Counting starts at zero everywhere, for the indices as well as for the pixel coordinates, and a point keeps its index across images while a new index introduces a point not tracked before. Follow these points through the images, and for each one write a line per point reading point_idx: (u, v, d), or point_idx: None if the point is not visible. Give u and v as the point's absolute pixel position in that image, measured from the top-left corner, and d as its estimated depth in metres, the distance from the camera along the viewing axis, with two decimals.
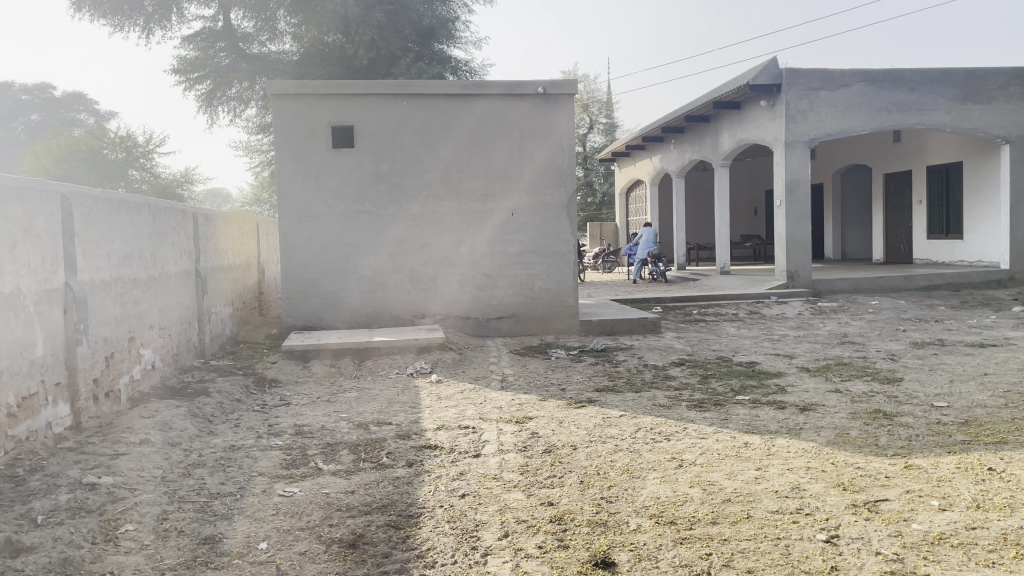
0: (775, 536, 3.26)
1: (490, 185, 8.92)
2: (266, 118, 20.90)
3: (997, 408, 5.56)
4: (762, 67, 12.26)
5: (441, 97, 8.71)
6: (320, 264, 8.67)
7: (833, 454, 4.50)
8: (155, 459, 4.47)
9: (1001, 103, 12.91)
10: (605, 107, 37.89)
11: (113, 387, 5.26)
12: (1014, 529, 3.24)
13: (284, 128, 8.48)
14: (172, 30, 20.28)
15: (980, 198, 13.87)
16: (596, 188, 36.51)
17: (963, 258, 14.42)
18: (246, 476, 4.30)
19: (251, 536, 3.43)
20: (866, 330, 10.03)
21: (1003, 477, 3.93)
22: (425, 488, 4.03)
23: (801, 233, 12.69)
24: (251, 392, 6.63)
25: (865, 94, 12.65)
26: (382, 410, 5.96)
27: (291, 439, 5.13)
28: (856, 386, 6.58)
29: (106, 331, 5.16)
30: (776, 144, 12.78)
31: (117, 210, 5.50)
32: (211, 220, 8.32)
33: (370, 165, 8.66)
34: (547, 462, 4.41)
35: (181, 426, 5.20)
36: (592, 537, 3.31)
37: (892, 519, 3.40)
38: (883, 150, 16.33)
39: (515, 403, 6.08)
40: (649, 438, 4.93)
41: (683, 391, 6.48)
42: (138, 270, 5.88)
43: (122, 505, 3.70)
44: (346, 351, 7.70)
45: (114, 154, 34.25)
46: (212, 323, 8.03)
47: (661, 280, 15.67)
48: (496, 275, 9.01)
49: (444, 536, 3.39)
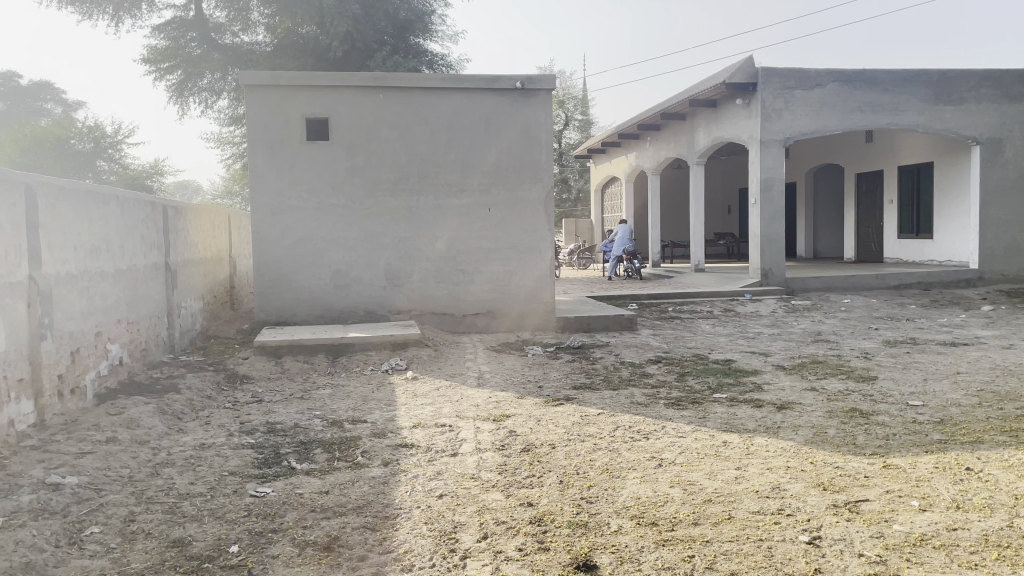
0: (757, 538, 3.22)
1: (466, 180, 8.83)
2: (239, 109, 20.60)
3: (972, 408, 5.59)
4: (738, 65, 12.30)
5: (418, 90, 8.59)
6: (293, 258, 8.53)
7: (811, 453, 4.48)
8: (123, 458, 4.33)
9: (972, 105, 13.03)
10: (580, 103, 37.95)
11: (78, 384, 5.11)
12: (995, 530, 3.23)
13: (258, 119, 8.32)
14: (141, 19, 19.92)
15: (951, 199, 14.02)
16: (571, 185, 36.52)
17: (934, 258, 14.59)
18: (216, 476, 4.19)
19: (222, 538, 3.34)
20: (840, 328, 10.08)
21: (981, 477, 3.94)
22: (400, 488, 3.95)
23: (775, 232, 12.74)
24: (222, 388, 6.51)
25: (840, 94, 12.71)
26: (356, 408, 5.85)
27: (263, 438, 5.02)
28: (832, 384, 6.59)
29: (72, 326, 5.02)
30: (751, 143, 12.82)
31: (84, 201, 5.34)
32: (181, 213, 8.15)
33: (345, 159, 8.54)
34: (526, 462, 4.35)
35: (149, 424, 5.06)
36: (573, 538, 3.25)
37: (873, 520, 3.38)
38: (856, 150, 16.46)
39: (492, 401, 6.01)
40: (627, 437, 4.89)
41: (660, 389, 6.44)
42: (106, 263, 5.73)
43: (87, 507, 3.58)
44: (319, 347, 7.57)
45: (81, 144, 33.61)
46: (181, 318, 7.86)
47: (636, 276, 15.67)
48: (473, 270, 8.93)
49: (422, 538, 3.31)
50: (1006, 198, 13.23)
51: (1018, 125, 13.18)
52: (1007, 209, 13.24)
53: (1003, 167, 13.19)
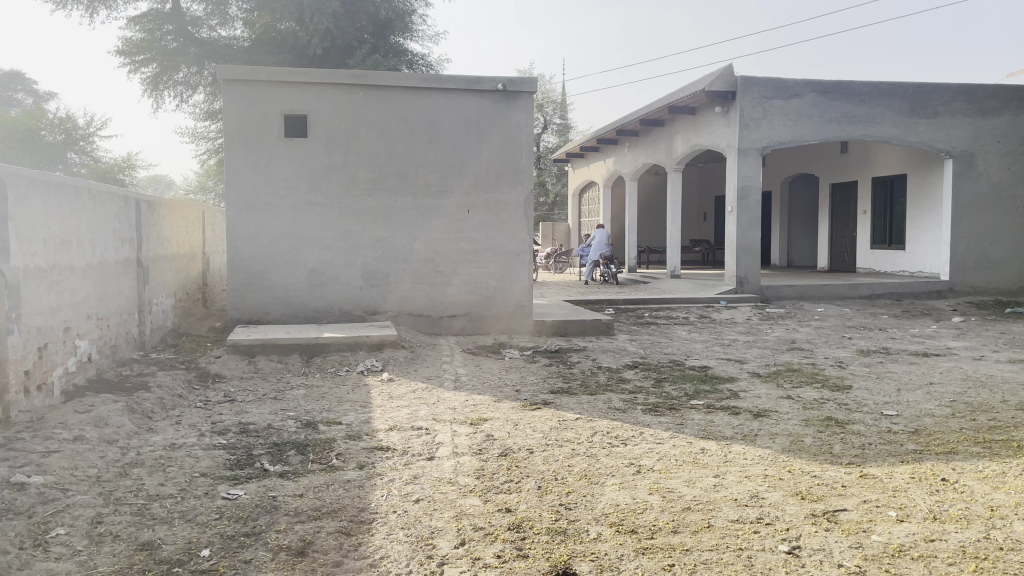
0: (736, 547, 3.20)
1: (445, 181, 8.77)
2: (215, 104, 20.37)
3: (945, 418, 5.63)
4: (718, 73, 12.37)
5: (399, 89, 8.53)
6: (268, 256, 8.41)
7: (789, 462, 4.49)
8: (90, 458, 4.23)
9: (946, 118, 13.20)
10: (559, 108, 38.14)
11: (46, 380, 4.99)
12: (972, 542, 3.24)
13: (234, 113, 8.19)
14: (117, 10, 19.60)
15: (924, 211, 14.20)
16: (549, 189, 36.62)
17: (906, 268, 14.76)
18: (187, 476, 4.11)
19: (193, 541, 3.25)
20: (814, 336, 10.16)
21: (957, 488, 3.96)
22: (376, 493, 3.88)
23: (750, 240, 12.81)
24: (193, 387, 6.40)
25: (817, 105, 12.82)
26: (331, 409, 5.77)
27: (235, 438, 4.93)
28: (807, 392, 6.63)
29: (40, 321, 4.90)
30: (729, 151, 12.89)
31: (55, 193, 5.21)
32: (154, 207, 8.01)
33: (323, 157, 8.45)
34: (504, 466, 4.31)
35: (118, 423, 4.95)
36: (552, 546, 3.21)
37: (852, 530, 3.38)
38: (831, 160, 16.63)
39: (469, 404, 5.96)
40: (606, 442, 4.86)
41: (637, 394, 6.43)
42: (77, 257, 5.61)
43: (52, 508, 3.48)
44: (293, 346, 7.46)
45: (53, 135, 33.11)
46: (152, 315, 7.72)
47: (613, 281, 15.69)
48: (450, 272, 8.87)
49: (398, 544, 3.25)
50: (977, 211, 13.41)
51: (990, 139, 13.37)
52: (978, 222, 13.43)
53: (975, 181, 13.36)
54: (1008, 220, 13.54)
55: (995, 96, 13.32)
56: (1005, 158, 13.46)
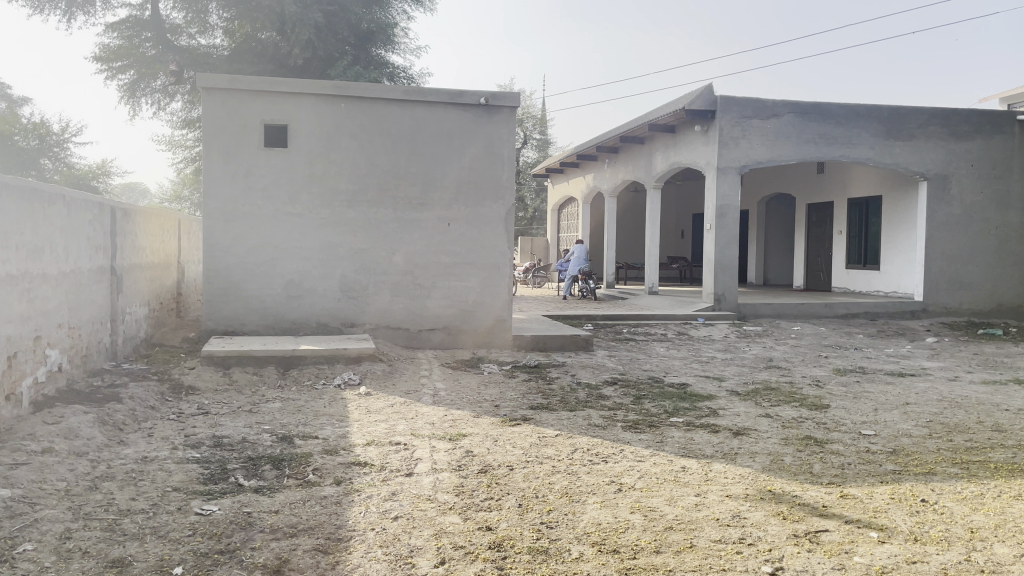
0: (719, 567, 3.17)
1: (426, 194, 8.73)
2: (194, 113, 20.30)
3: (922, 438, 5.66)
4: (698, 92, 12.46)
5: (381, 101, 8.50)
6: (245, 266, 8.30)
7: (769, 481, 4.48)
8: (59, 471, 4.12)
9: (921, 141, 13.37)
10: (538, 123, 38.56)
11: (15, 390, 4.87)
12: (954, 564, 3.25)
13: (214, 122, 8.11)
14: (95, 16, 19.49)
15: (899, 232, 14.36)
16: (527, 205, 36.85)
17: (881, 288, 14.92)
18: (160, 491, 4.01)
19: (164, 559, 3.17)
20: (792, 355, 10.19)
21: (937, 509, 3.97)
22: (355, 509, 3.81)
23: (728, 257, 12.87)
24: (166, 399, 6.28)
25: (795, 125, 12.94)
26: (308, 422, 5.69)
27: (209, 453, 4.82)
28: (786, 411, 6.62)
29: (10, 329, 4.79)
30: (708, 169, 12.97)
31: (29, 199, 5.13)
32: (130, 215, 7.88)
33: (303, 167, 8.38)
34: (484, 483, 4.26)
35: (88, 434, 4.85)
36: (534, 565, 3.17)
37: (834, 551, 3.36)
38: (809, 181, 16.78)
39: (448, 419, 5.89)
40: (587, 459, 4.83)
41: (617, 411, 6.39)
42: (50, 265, 5.51)
43: (20, 522, 3.38)
44: (270, 358, 7.35)
45: (26, 140, 32.63)
46: (125, 325, 7.58)
47: (591, 296, 15.70)
48: (429, 285, 8.81)
49: (376, 563, 3.19)
50: (950, 233, 13.60)
51: (964, 163, 13.56)
52: (951, 243, 13.62)
53: (948, 204, 13.55)
54: (980, 243, 13.73)
55: (968, 120, 13.52)
56: (978, 181, 13.65)
